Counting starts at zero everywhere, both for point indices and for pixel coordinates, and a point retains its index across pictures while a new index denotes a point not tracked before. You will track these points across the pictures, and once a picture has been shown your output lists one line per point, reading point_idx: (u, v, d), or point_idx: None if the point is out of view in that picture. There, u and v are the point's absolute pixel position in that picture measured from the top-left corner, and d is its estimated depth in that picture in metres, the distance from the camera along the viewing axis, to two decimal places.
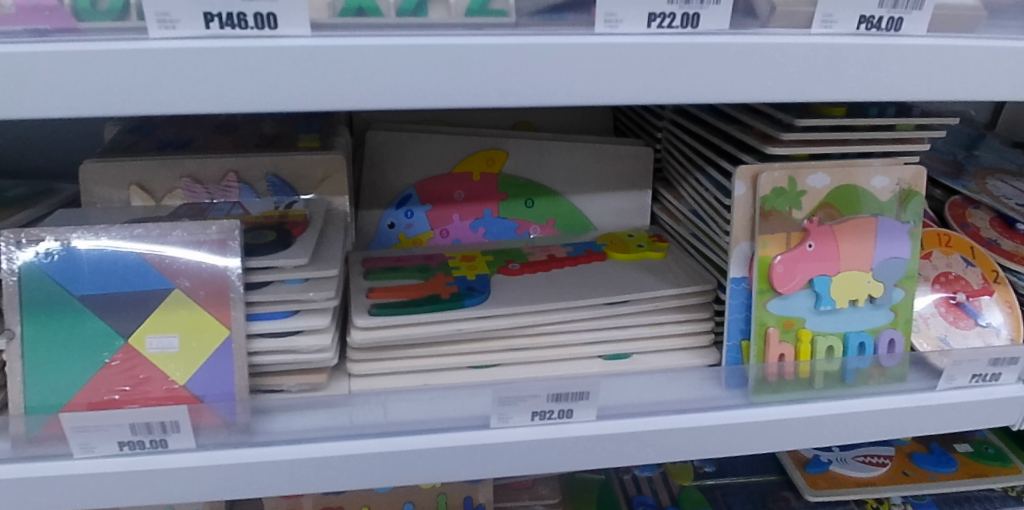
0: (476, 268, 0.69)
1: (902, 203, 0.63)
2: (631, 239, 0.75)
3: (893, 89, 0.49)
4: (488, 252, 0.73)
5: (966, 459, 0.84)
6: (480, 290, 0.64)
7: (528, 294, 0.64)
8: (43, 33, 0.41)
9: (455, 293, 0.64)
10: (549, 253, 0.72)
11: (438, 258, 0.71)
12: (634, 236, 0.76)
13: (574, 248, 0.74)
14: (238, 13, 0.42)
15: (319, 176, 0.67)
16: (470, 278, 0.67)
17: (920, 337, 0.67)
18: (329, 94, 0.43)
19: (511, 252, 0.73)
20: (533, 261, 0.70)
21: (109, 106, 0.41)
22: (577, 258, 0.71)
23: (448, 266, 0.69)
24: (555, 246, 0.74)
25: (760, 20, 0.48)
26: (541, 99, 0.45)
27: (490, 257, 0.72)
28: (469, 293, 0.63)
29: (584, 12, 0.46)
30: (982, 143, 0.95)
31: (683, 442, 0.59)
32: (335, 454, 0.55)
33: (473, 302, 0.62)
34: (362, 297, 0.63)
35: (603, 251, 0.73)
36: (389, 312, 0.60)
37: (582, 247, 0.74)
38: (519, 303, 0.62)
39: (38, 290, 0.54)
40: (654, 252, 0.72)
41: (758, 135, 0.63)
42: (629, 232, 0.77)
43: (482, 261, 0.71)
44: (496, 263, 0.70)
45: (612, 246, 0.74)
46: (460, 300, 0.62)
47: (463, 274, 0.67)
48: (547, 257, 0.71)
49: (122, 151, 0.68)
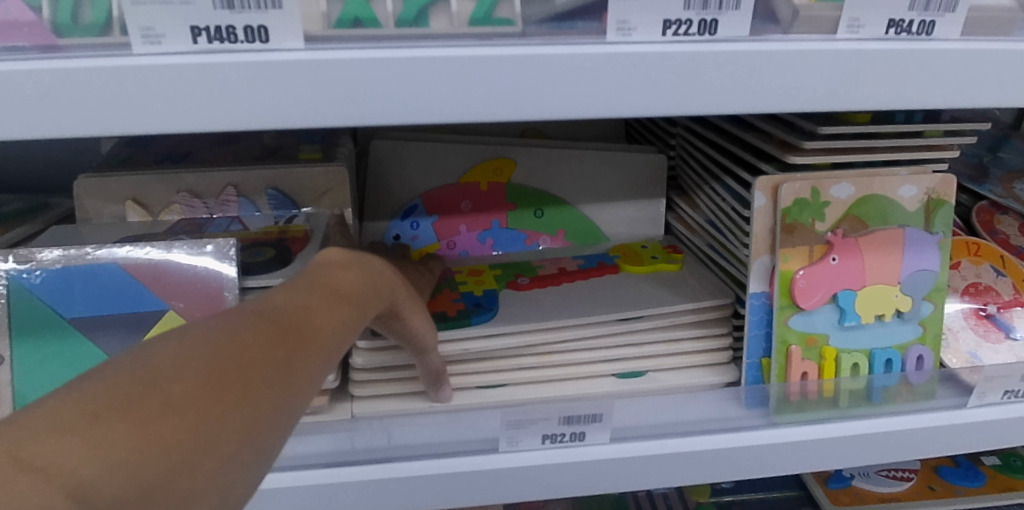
0: (484, 283, 0.66)
1: (929, 213, 0.60)
2: (644, 252, 0.72)
3: (926, 97, 0.46)
4: (496, 266, 0.70)
5: (994, 472, 0.81)
6: (489, 306, 0.62)
7: (537, 310, 0.61)
8: (20, 50, 0.39)
9: (462, 310, 0.61)
10: (560, 266, 0.70)
11: (444, 274, 0.69)
12: (646, 247, 0.73)
13: (584, 260, 0.71)
14: (227, 26, 0.40)
15: (322, 188, 0.64)
16: (478, 293, 0.64)
17: (949, 353, 0.63)
18: (325, 113, 0.41)
19: (521, 266, 0.70)
20: (542, 276, 0.68)
21: (92, 126, 0.39)
22: (588, 270, 0.69)
23: (454, 282, 0.67)
24: (564, 259, 0.72)
25: (782, 26, 0.46)
26: (549, 111, 0.43)
27: (498, 271, 0.69)
28: (476, 310, 0.61)
29: (595, 20, 0.44)
30: (1007, 144, 0.91)
31: (701, 465, 0.56)
32: (338, 481, 0.53)
33: (481, 319, 0.60)
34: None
35: (617, 263, 0.70)
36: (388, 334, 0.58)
37: (594, 259, 0.71)
38: (528, 319, 0.60)
39: (27, 310, 0.52)
40: (668, 264, 0.69)
41: (778, 143, 0.60)
42: (641, 244, 0.75)
43: (489, 276, 0.68)
44: (505, 278, 0.68)
45: (624, 258, 0.71)
46: (466, 318, 0.60)
47: (472, 290, 0.65)
48: (557, 270, 0.69)
49: (119, 165, 0.66)
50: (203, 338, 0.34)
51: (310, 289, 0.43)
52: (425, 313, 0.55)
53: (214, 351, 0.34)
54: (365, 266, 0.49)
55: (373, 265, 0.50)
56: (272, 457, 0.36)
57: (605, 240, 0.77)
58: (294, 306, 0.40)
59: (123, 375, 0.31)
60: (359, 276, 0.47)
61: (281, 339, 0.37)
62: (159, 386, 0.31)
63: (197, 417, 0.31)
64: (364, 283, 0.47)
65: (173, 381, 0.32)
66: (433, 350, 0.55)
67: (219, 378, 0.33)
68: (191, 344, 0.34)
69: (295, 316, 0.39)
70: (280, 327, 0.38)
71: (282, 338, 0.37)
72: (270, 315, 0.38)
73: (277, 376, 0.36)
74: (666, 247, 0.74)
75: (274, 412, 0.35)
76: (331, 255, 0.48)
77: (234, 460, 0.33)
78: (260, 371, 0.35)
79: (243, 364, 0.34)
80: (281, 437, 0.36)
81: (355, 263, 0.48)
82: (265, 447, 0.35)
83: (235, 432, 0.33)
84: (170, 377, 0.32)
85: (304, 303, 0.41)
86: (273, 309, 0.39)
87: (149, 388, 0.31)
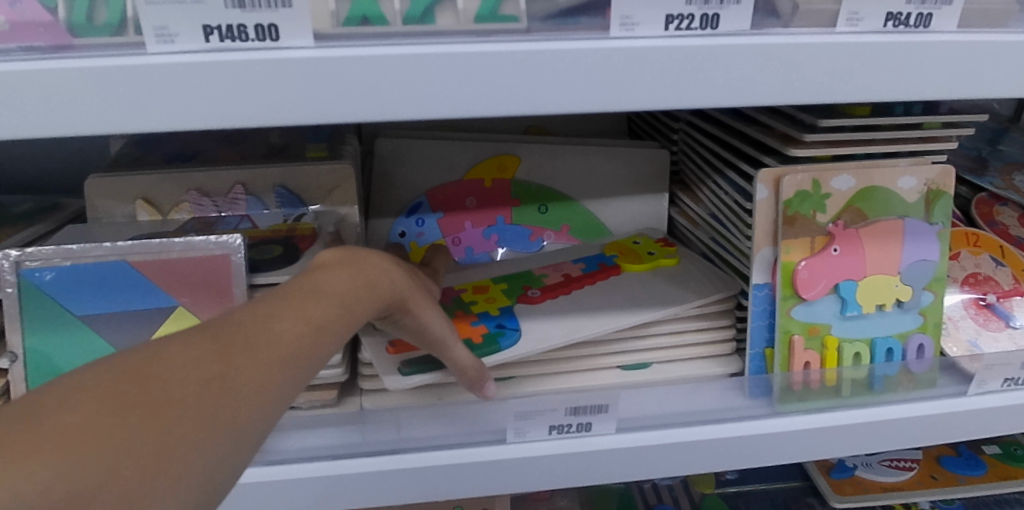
0: (494, 301, 0.64)
1: (929, 203, 0.61)
2: (638, 247, 0.73)
3: (925, 89, 0.47)
4: (500, 280, 0.68)
5: (995, 461, 0.82)
6: (511, 325, 0.60)
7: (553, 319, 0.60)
8: (36, 50, 0.40)
9: (485, 334, 0.59)
10: (563, 272, 0.69)
11: (446, 297, 0.65)
12: (638, 242, 0.73)
13: (585, 265, 0.70)
14: (239, 25, 0.41)
15: (328, 186, 0.65)
16: (495, 313, 0.62)
17: (950, 341, 0.64)
18: (336, 109, 0.42)
19: (525, 277, 0.69)
20: (552, 285, 0.66)
21: (107, 124, 0.40)
22: (592, 274, 0.68)
23: (462, 302, 0.64)
24: (565, 265, 0.71)
25: (783, 20, 0.46)
26: (556, 107, 0.43)
27: (503, 285, 0.67)
28: (501, 331, 0.59)
29: (599, 15, 0.44)
30: (1006, 136, 0.92)
31: (705, 454, 0.57)
32: (348, 472, 0.54)
33: (508, 341, 0.58)
34: (380, 350, 0.58)
35: (615, 262, 0.70)
36: (422, 370, 0.56)
37: (591, 260, 0.71)
38: (554, 336, 0.58)
39: (39, 308, 0.53)
40: (666, 259, 0.69)
41: (778, 136, 0.61)
42: (636, 238, 0.75)
43: (496, 292, 0.66)
44: (514, 291, 0.66)
45: (622, 256, 0.71)
46: (494, 343, 0.58)
47: (487, 310, 0.63)
48: (563, 278, 0.68)
49: (128, 165, 0.67)
50: (127, 360, 0.32)
51: (268, 299, 0.39)
52: (437, 311, 0.52)
53: (132, 373, 0.31)
54: (365, 262, 0.46)
55: (369, 262, 0.46)
56: (210, 485, 0.32)
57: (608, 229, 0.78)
58: (250, 316, 0.37)
59: (27, 403, 0.30)
60: (344, 276, 0.43)
61: (219, 353, 0.34)
62: (57, 414, 0.29)
63: (92, 449, 0.29)
64: (347, 285, 0.43)
65: (75, 407, 0.30)
66: (455, 342, 0.52)
67: (129, 403, 0.30)
68: (113, 367, 0.32)
69: (247, 325, 0.36)
70: (222, 339, 0.35)
71: (222, 350, 0.34)
72: (214, 326, 0.35)
73: (207, 396, 0.32)
74: (658, 240, 0.74)
75: (205, 434, 0.32)
76: (324, 258, 0.45)
77: (147, 488, 0.30)
78: (183, 390, 0.32)
79: (166, 386, 0.32)
80: (214, 464, 0.32)
81: (348, 263, 0.45)
82: (199, 474, 0.31)
83: (141, 461, 0.30)
84: (72, 406, 0.30)
85: (261, 310, 0.38)
86: (219, 325, 0.36)
87: (41, 419, 0.29)
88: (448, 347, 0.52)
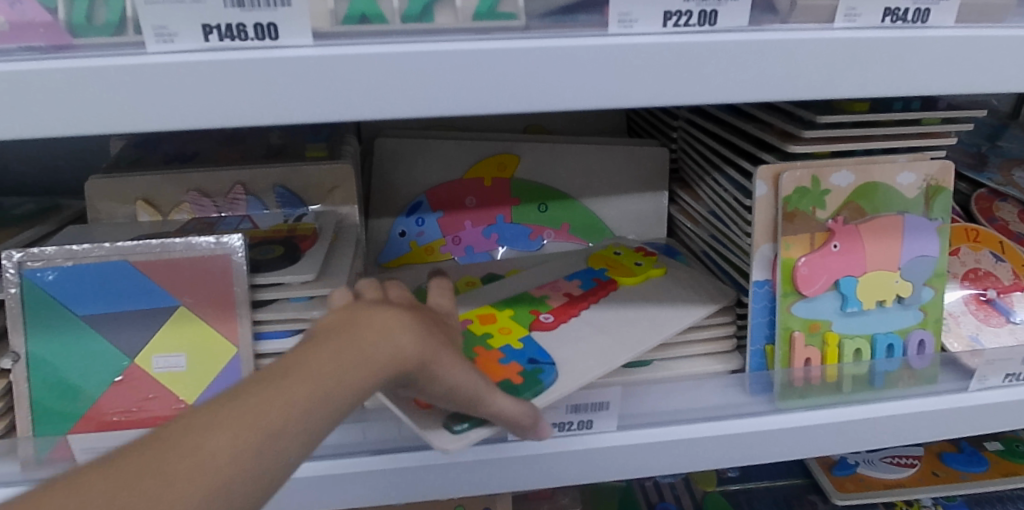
0: (508, 330, 0.59)
1: (929, 199, 0.61)
2: (621, 259, 0.71)
3: (922, 84, 0.47)
4: (505, 306, 0.62)
5: (997, 457, 0.81)
6: (545, 359, 0.55)
7: (586, 352, 0.56)
8: (36, 50, 0.40)
9: (522, 371, 0.54)
10: (563, 292, 0.64)
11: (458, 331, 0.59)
12: (621, 252, 0.72)
13: (582, 283, 0.66)
14: (238, 24, 0.41)
15: (328, 186, 0.66)
16: (518, 345, 0.57)
17: (950, 336, 0.64)
18: (334, 108, 0.42)
19: (525, 300, 0.63)
20: (559, 308, 0.62)
21: (107, 124, 0.40)
22: (592, 292, 0.64)
23: (476, 335, 0.58)
24: (563, 283, 0.66)
25: (781, 16, 0.47)
26: (554, 104, 0.44)
27: (511, 311, 0.61)
28: (538, 368, 0.54)
29: (597, 13, 0.44)
30: (1005, 132, 0.92)
31: (705, 451, 0.57)
32: (348, 470, 0.54)
33: (551, 378, 0.53)
34: (411, 406, 0.51)
35: (610, 277, 0.67)
36: (476, 423, 0.50)
37: (585, 277, 0.67)
38: (586, 358, 0.55)
39: (42, 309, 0.53)
40: (656, 270, 0.68)
41: (777, 133, 0.61)
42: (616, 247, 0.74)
43: (506, 320, 0.60)
44: (522, 318, 0.61)
45: (613, 270, 0.68)
46: (538, 381, 0.53)
47: (508, 344, 0.57)
48: (567, 299, 0.63)
49: (128, 166, 0.67)
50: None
51: (214, 403, 0.34)
52: (462, 365, 0.45)
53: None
54: (356, 333, 0.39)
55: (359, 329, 0.39)
56: None
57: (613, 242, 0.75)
58: (180, 433, 0.32)
59: None
60: (323, 354, 0.37)
61: (120, 493, 0.30)
62: None
63: None
64: (323, 367, 0.37)
65: None
66: (492, 393, 0.47)
67: None
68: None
69: (169, 450, 0.32)
70: (128, 475, 0.31)
71: (121, 491, 0.30)
72: (129, 456, 0.31)
73: None
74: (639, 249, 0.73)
75: None
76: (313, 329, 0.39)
77: None
78: None
79: None
80: None
81: (335, 335, 0.39)
82: None
83: None
84: None
85: (195, 423, 0.33)
86: (138, 452, 0.32)
87: None
88: (486, 400, 0.46)
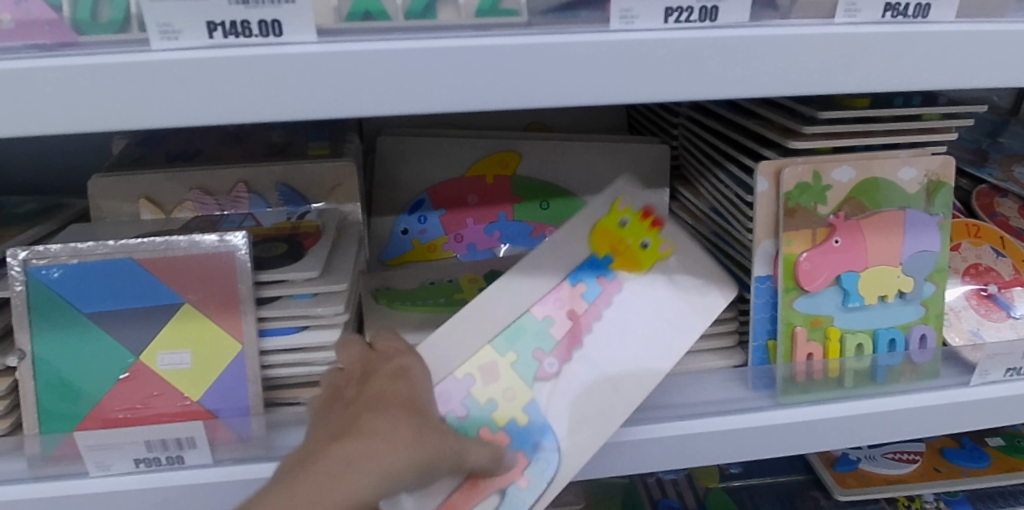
0: (510, 397, 0.55)
1: (930, 194, 0.61)
2: (623, 233, 0.59)
3: (922, 80, 0.47)
4: (507, 349, 0.56)
5: (999, 453, 0.81)
6: (547, 442, 0.54)
7: (590, 413, 0.54)
8: (42, 48, 0.40)
9: (525, 467, 0.53)
10: (569, 312, 0.57)
11: (457, 394, 0.54)
12: (625, 222, 0.59)
13: (587, 288, 0.58)
14: (242, 21, 0.41)
15: (331, 183, 0.66)
16: (522, 421, 0.54)
17: (951, 331, 0.64)
18: (338, 105, 0.42)
19: (529, 334, 0.56)
20: (561, 342, 0.56)
21: (112, 121, 0.40)
22: (598, 304, 0.57)
23: (479, 410, 0.54)
24: (565, 288, 0.58)
25: (781, 12, 0.47)
26: (556, 99, 0.44)
27: (514, 356, 0.56)
28: (541, 459, 0.54)
29: (598, 9, 0.45)
30: (1005, 129, 0.92)
31: (708, 446, 0.57)
32: None
33: (553, 470, 0.53)
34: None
35: (614, 274, 0.58)
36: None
37: (588, 275, 0.58)
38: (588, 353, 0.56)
39: (48, 307, 0.53)
40: (661, 254, 0.59)
41: (779, 129, 0.61)
42: (620, 206, 0.59)
43: (508, 376, 0.55)
44: (526, 368, 0.55)
45: (616, 258, 0.59)
46: (540, 479, 0.53)
47: (511, 417, 0.54)
48: (572, 322, 0.57)
49: (131, 164, 0.67)
50: None
51: None
52: (418, 451, 0.45)
53: None
54: (327, 478, 0.42)
55: (298, 485, 0.42)
56: None
57: (625, 195, 0.59)
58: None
59: None
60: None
61: None
62: None
63: None
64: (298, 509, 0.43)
65: None
66: (466, 453, 0.49)
67: None
68: None
69: None
70: None
71: None
72: None
73: None
74: (642, 209, 0.59)
75: None
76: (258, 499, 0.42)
77: None
78: None
79: None
80: None
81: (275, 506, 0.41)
82: None
83: None
84: None
85: None
86: None
87: None
88: (461, 459, 0.49)
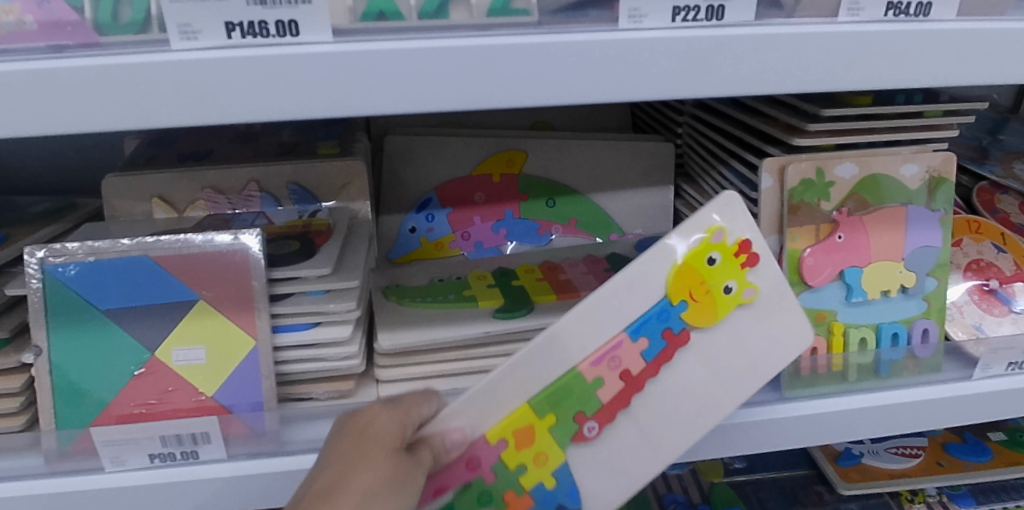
0: (542, 458, 0.50)
1: (931, 190, 0.62)
2: (710, 274, 0.50)
3: (924, 77, 0.48)
4: (545, 409, 0.50)
5: (1001, 448, 0.82)
6: (571, 501, 0.51)
7: (617, 469, 0.52)
8: (65, 49, 0.41)
9: None
10: (625, 369, 0.50)
11: (486, 457, 0.50)
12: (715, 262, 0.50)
13: (648, 344, 0.50)
14: (260, 21, 0.42)
15: (341, 182, 0.67)
16: (550, 484, 0.51)
17: (954, 326, 0.65)
18: (352, 103, 0.43)
19: (577, 396, 0.50)
20: (607, 405, 0.50)
21: (133, 121, 0.41)
22: (656, 361, 0.50)
23: (507, 470, 0.50)
24: (623, 343, 0.50)
25: (786, 10, 0.48)
26: (566, 97, 0.45)
27: (551, 417, 0.50)
28: None
29: (607, 9, 0.46)
30: (1006, 126, 0.93)
31: (714, 441, 0.58)
32: None
33: None
34: None
35: (683, 325, 0.50)
36: None
37: (651, 329, 0.50)
38: None
39: (63, 305, 0.54)
40: (744, 299, 0.51)
41: (782, 126, 0.62)
42: (713, 238, 0.50)
43: (543, 439, 0.50)
44: (562, 429, 0.50)
45: (695, 309, 0.50)
46: None
47: (539, 481, 0.51)
48: (624, 382, 0.50)
49: (143, 164, 0.68)
50: None
51: None
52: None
53: None
54: None
55: None
56: None
57: (720, 224, 0.50)
58: None
59: None
60: None
61: None
62: None
63: None
64: None
65: None
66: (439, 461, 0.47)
67: None
68: None
69: None
70: None
71: None
72: None
73: None
74: (737, 244, 0.50)
75: None
76: None
77: None
78: None
79: None
80: None
81: None
82: None
83: None
84: None
85: None
86: None
87: None
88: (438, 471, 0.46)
